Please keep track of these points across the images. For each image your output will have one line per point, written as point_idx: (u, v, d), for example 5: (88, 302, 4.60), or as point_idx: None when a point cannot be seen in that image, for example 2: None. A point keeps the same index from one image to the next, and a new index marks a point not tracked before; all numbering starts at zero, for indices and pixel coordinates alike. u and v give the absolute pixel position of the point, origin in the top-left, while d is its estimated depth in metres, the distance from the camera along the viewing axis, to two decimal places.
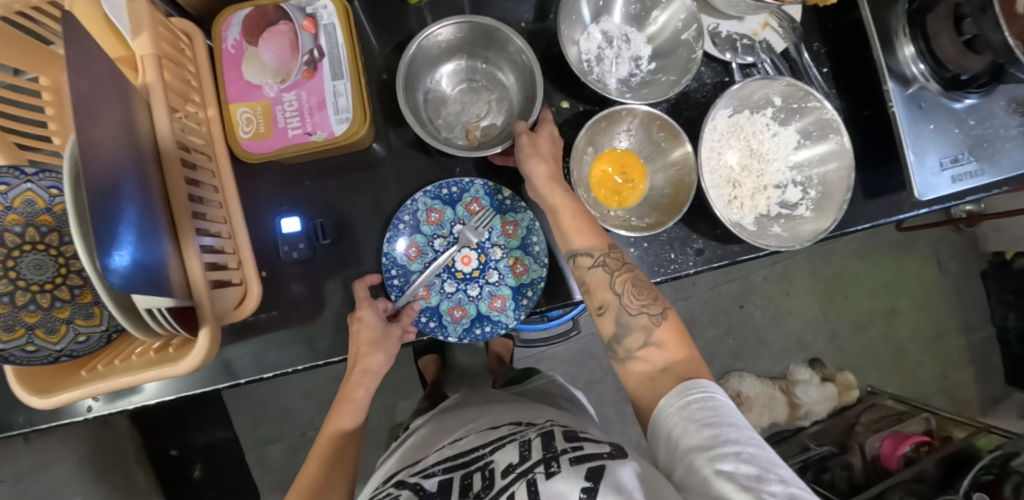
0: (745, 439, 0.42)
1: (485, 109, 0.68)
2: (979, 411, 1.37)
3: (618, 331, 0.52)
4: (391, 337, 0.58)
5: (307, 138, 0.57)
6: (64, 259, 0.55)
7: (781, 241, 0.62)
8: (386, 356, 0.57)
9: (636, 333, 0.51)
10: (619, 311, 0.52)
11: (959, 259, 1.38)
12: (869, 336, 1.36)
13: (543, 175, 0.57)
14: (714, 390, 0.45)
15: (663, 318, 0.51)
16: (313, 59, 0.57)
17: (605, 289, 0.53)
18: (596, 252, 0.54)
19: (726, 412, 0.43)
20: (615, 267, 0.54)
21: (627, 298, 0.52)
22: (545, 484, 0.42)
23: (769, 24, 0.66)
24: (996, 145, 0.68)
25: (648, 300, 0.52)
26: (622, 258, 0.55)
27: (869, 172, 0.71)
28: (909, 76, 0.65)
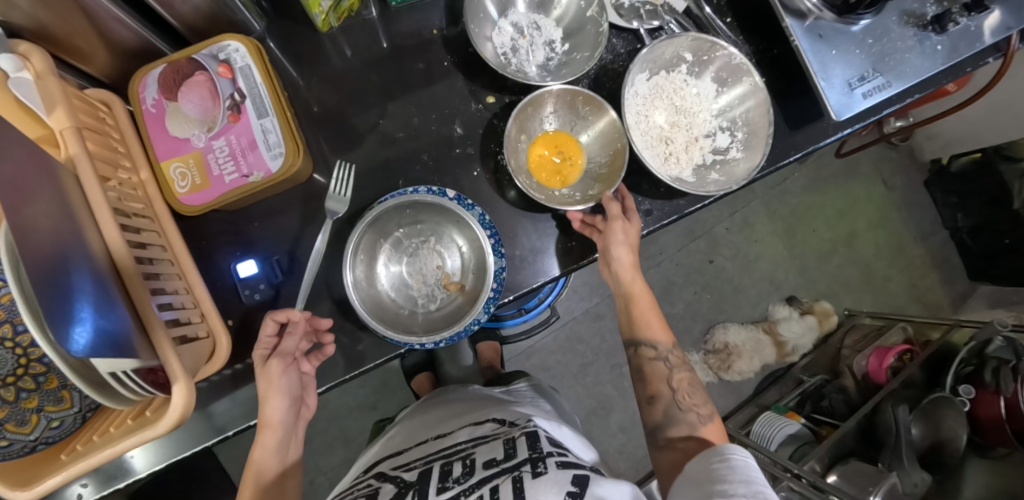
0: (752, 492, 0.46)
1: (440, 256, 0.68)
2: (951, 311, 1.44)
3: (664, 421, 0.62)
4: (269, 378, 0.57)
5: (245, 180, 0.58)
6: (22, 350, 0.52)
7: (721, 184, 0.65)
8: (277, 386, 0.57)
9: (683, 427, 0.60)
10: (674, 404, 0.62)
11: (902, 173, 1.45)
12: (835, 264, 1.42)
13: (629, 261, 0.63)
14: (738, 452, 0.51)
15: (711, 417, 0.61)
16: (235, 103, 0.58)
17: (662, 380, 0.63)
18: (661, 346, 0.64)
19: (743, 471, 0.49)
20: (675, 363, 0.64)
21: (682, 398, 0.62)
22: (531, 482, 0.46)
23: None
24: (897, 57, 0.73)
25: (699, 400, 0.62)
26: (679, 358, 0.65)
27: (790, 105, 0.75)
28: (804, 11, 0.69)
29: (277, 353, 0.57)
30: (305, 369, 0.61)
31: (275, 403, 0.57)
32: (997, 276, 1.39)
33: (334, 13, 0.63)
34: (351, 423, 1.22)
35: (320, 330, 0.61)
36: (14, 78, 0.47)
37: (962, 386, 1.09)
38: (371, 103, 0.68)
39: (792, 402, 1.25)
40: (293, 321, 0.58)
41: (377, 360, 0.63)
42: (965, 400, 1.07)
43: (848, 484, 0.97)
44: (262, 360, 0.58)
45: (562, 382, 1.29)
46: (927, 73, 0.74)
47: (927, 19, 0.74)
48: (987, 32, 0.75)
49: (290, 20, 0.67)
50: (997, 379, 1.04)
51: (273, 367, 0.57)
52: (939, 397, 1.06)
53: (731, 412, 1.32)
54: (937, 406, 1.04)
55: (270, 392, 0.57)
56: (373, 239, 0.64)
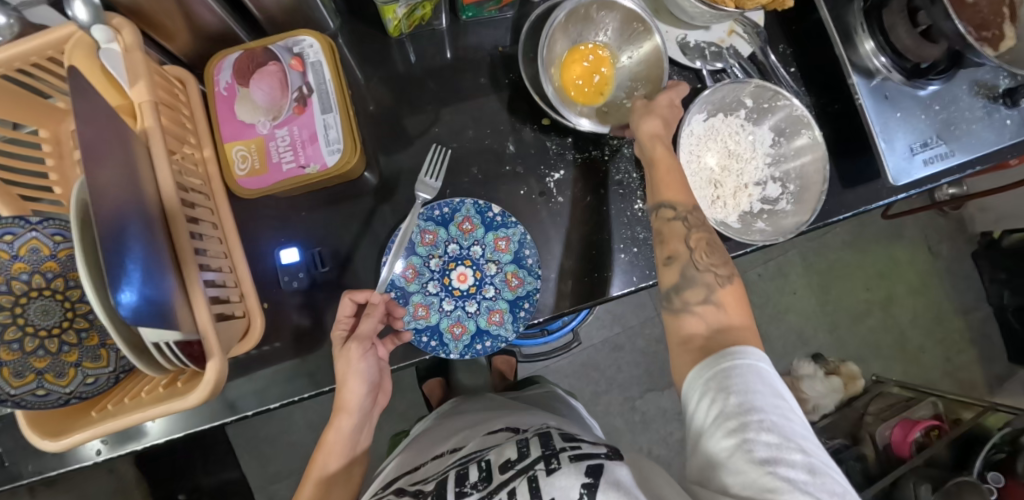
0: (773, 406, 0.43)
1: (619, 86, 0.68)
2: (986, 391, 1.38)
3: (680, 282, 0.55)
4: (345, 360, 0.56)
5: (301, 171, 0.59)
6: (70, 303, 0.57)
7: (766, 234, 0.65)
8: (358, 373, 0.56)
9: (700, 290, 0.54)
10: (691, 266, 0.55)
11: (949, 242, 1.40)
12: (868, 327, 1.38)
13: (650, 131, 0.59)
14: (755, 355, 0.46)
15: (728, 279, 0.55)
16: (302, 96, 0.59)
17: (679, 240, 0.56)
18: (681, 206, 0.57)
19: (761, 378, 0.45)
20: (694, 224, 0.57)
21: (698, 257, 0.55)
22: (548, 479, 0.47)
23: (735, 30, 0.70)
24: (963, 127, 0.71)
25: (718, 260, 0.55)
26: (702, 217, 0.58)
27: (845, 163, 0.74)
28: (872, 70, 0.68)
29: (355, 336, 0.56)
30: (383, 349, 0.59)
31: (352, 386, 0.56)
32: None
33: (406, 20, 0.65)
34: None
35: (395, 316, 0.60)
36: (104, 49, 0.49)
37: (990, 472, 1.03)
38: (429, 110, 0.69)
39: None
40: (372, 302, 0.57)
41: (398, 363, 0.62)
42: (994, 487, 1.01)
43: None
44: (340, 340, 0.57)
45: None
46: (992, 146, 0.71)
47: (998, 91, 0.71)
48: None
49: (363, 21, 0.69)
50: None
51: (351, 350, 0.55)
52: (963, 481, 1.00)
53: None
54: (959, 490, 0.99)
55: (346, 372, 0.55)
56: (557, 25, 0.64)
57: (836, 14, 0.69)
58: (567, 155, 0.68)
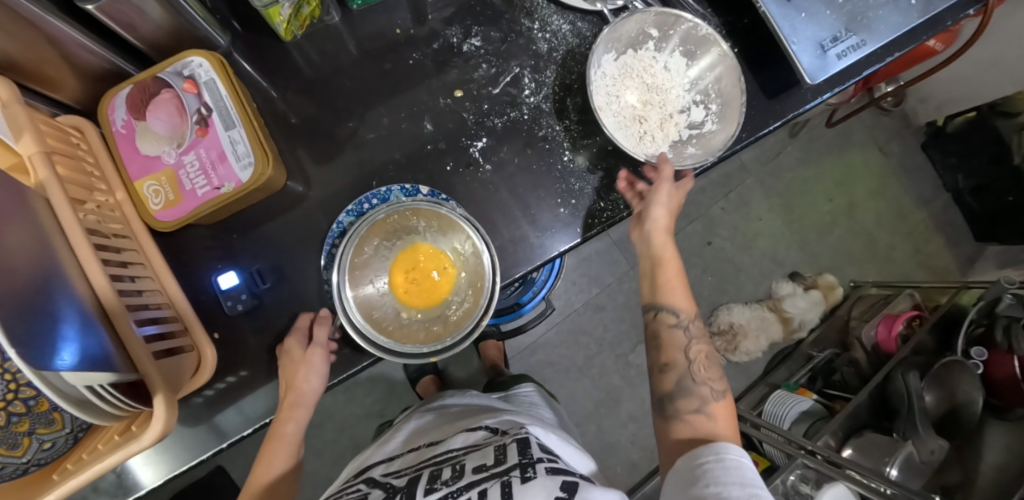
0: (747, 495, 0.46)
1: (461, 293, 0.60)
2: (959, 273, 1.42)
3: (675, 390, 0.60)
4: (309, 363, 0.58)
5: (217, 193, 0.57)
6: (10, 375, 0.51)
7: (697, 157, 0.65)
8: (320, 369, 0.59)
9: (694, 399, 0.59)
10: (687, 374, 0.60)
11: (897, 138, 1.43)
12: (836, 236, 1.40)
13: (661, 224, 0.64)
14: (733, 452, 0.51)
15: (723, 393, 0.60)
16: (202, 117, 0.58)
17: (679, 350, 0.61)
18: (681, 314, 0.63)
19: (736, 471, 0.49)
20: (694, 334, 0.62)
21: (697, 370, 0.60)
22: (520, 488, 0.46)
23: None
24: (870, 15, 0.71)
25: (714, 374, 0.60)
26: (700, 329, 0.63)
27: (765, 74, 0.74)
28: None
29: (315, 343, 0.59)
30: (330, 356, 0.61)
31: (310, 382, 0.58)
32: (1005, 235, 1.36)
33: (295, 20, 0.63)
34: (359, 432, 1.23)
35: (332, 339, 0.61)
36: None
37: (974, 348, 1.07)
38: (342, 107, 0.67)
39: (802, 379, 1.25)
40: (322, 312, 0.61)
41: (360, 365, 0.63)
42: (979, 362, 1.05)
43: (863, 457, 0.98)
44: (301, 349, 0.59)
45: (568, 376, 1.29)
46: (902, 28, 0.72)
47: None
48: None
49: (254, 32, 0.67)
50: (1010, 337, 1.02)
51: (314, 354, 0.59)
52: (949, 362, 1.03)
53: (742, 394, 1.32)
54: (948, 371, 1.03)
55: (303, 374, 0.58)
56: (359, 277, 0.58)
57: None
58: (487, 122, 0.66)
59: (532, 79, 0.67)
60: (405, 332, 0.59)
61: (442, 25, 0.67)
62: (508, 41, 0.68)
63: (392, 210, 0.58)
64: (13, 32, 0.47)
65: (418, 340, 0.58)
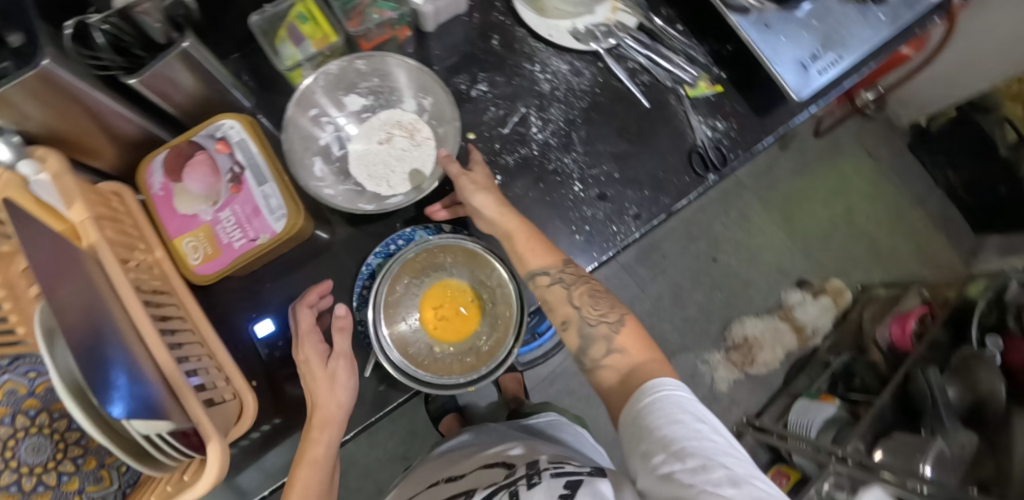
0: (693, 432, 0.44)
1: (487, 327, 0.63)
2: (964, 266, 1.45)
3: (582, 343, 0.56)
4: (334, 375, 0.59)
5: (252, 244, 0.60)
6: (60, 435, 0.56)
7: (447, 120, 0.68)
8: (347, 384, 0.60)
9: (601, 343, 0.55)
10: (585, 321, 0.57)
11: (885, 143, 1.48)
12: (838, 242, 1.43)
13: (491, 204, 0.60)
14: (671, 387, 0.48)
15: (622, 323, 0.57)
16: (236, 175, 0.61)
17: (564, 304, 0.58)
18: (550, 269, 0.58)
19: (677, 407, 0.46)
20: (571, 281, 0.59)
21: (585, 308, 0.57)
22: (526, 493, 0.48)
23: (617, 8, 0.76)
24: (844, 33, 0.77)
25: (605, 308, 0.58)
26: (576, 271, 0.60)
27: (754, 95, 0.79)
28: (747, 7, 0.74)
29: (338, 354, 0.60)
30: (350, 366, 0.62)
31: (336, 398, 0.59)
32: (1003, 223, 1.40)
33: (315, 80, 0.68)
34: (387, 477, 1.23)
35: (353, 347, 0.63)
36: (34, 181, 0.51)
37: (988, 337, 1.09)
38: None
39: (824, 384, 1.24)
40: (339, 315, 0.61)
41: (389, 405, 0.65)
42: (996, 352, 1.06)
43: (894, 458, 0.96)
44: (322, 363, 0.59)
45: (589, 403, 1.29)
46: (875, 41, 0.77)
47: None
48: None
49: (277, 96, 0.73)
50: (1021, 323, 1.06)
51: (337, 367, 0.59)
52: (969, 357, 1.06)
53: (764, 407, 1.32)
54: (967, 364, 1.06)
55: (330, 390, 0.58)
56: (392, 313, 0.61)
57: None
58: (500, 160, 0.70)
59: (538, 117, 0.72)
60: (439, 365, 0.61)
61: (450, 75, 0.72)
62: (513, 84, 0.73)
63: (419, 248, 0.61)
64: (59, 106, 0.51)
65: (457, 374, 0.59)
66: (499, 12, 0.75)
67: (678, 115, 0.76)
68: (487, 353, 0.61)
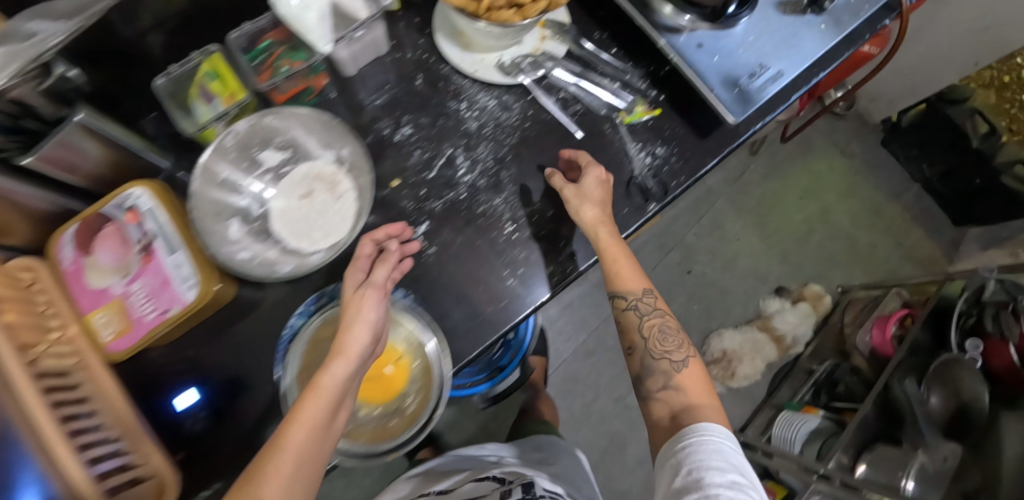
0: (728, 481, 0.53)
1: (411, 386, 0.63)
2: (945, 260, 1.41)
3: (644, 371, 0.68)
4: (358, 305, 0.53)
5: (165, 316, 0.58)
6: None
7: (355, 165, 0.66)
8: (374, 322, 0.53)
9: (660, 376, 0.66)
10: (648, 353, 0.68)
11: (857, 139, 1.44)
12: (815, 244, 1.40)
13: (592, 216, 0.63)
14: (712, 437, 0.57)
15: (687, 363, 0.67)
16: (146, 244, 0.60)
17: (636, 333, 0.68)
18: (631, 296, 0.67)
19: (716, 456, 0.55)
20: (646, 311, 0.68)
21: (651, 343, 0.68)
22: None
23: (545, 36, 0.74)
24: (785, 46, 0.74)
25: (671, 347, 0.67)
26: (654, 303, 0.68)
27: (695, 115, 0.76)
28: (678, 27, 0.72)
29: (370, 284, 0.55)
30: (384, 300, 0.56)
31: (357, 329, 0.52)
32: (978, 216, 1.35)
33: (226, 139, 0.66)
34: None
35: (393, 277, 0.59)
36: None
37: (969, 341, 1.04)
38: None
39: (807, 395, 1.24)
40: (388, 249, 0.60)
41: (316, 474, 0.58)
42: (977, 354, 1.02)
43: (877, 472, 0.93)
44: (354, 290, 0.55)
45: (567, 428, 1.26)
46: (818, 52, 0.74)
47: (803, 4, 0.76)
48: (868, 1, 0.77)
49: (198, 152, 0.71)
50: (1000, 326, 1.00)
51: (364, 296, 0.54)
52: (949, 361, 1.01)
53: (748, 421, 1.28)
54: (949, 370, 1.00)
55: (356, 320, 0.52)
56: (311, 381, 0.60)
57: None
58: (426, 206, 0.67)
59: (466, 158, 0.69)
60: (360, 429, 0.61)
61: (371, 120, 0.70)
62: (439, 124, 0.70)
63: None
64: None
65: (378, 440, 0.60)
66: (422, 50, 0.73)
67: (614, 143, 0.73)
68: (412, 416, 0.62)
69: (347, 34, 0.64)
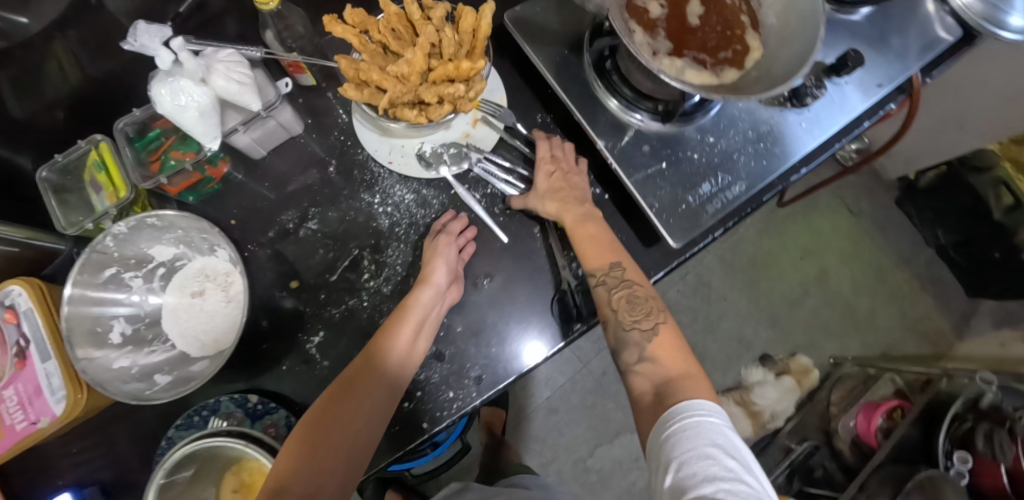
0: (727, 468, 0.39)
1: None
2: (953, 336, 1.27)
3: (617, 346, 0.55)
4: (446, 245, 0.61)
5: (33, 427, 0.55)
6: None
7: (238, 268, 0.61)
8: (451, 261, 0.60)
9: (633, 348, 0.54)
10: (619, 326, 0.55)
11: (867, 195, 1.31)
12: (809, 310, 1.28)
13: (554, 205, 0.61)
14: (704, 413, 0.44)
15: (656, 330, 0.54)
16: (21, 348, 0.57)
17: (604, 305, 0.56)
18: (597, 274, 0.57)
19: (707, 437, 0.41)
20: (613, 283, 0.56)
21: (624, 316, 0.55)
22: None
23: (478, 118, 0.66)
24: (757, 148, 0.63)
25: (641, 314, 0.55)
26: (623, 274, 0.57)
27: (638, 219, 0.66)
28: (630, 125, 0.62)
29: (443, 231, 0.62)
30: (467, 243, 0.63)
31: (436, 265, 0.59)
32: (996, 292, 1.21)
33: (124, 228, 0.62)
34: None
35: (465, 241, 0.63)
36: None
37: (957, 453, 0.90)
38: None
39: (780, 478, 1.07)
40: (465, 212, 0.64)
41: None
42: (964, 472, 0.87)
43: None
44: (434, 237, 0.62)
45: None
46: (798, 154, 0.63)
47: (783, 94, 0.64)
48: (862, 88, 0.65)
49: None
50: (992, 446, 0.87)
51: (446, 236, 0.61)
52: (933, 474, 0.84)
53: None
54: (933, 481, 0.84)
55: (437, 254, 0.60)
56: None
57: (567, 79, 0.62)
58: (324, 313, 0.63)
59: (372, 260, 0.64)
60: None
61: (277, 211, 0.65)
62: (347, 220, 0.65)
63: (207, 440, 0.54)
64: None
65: None
66: (339, 131, 0.67)
67: (543, 249, 0.65)
68: None
69: (239, 125, 0.58)
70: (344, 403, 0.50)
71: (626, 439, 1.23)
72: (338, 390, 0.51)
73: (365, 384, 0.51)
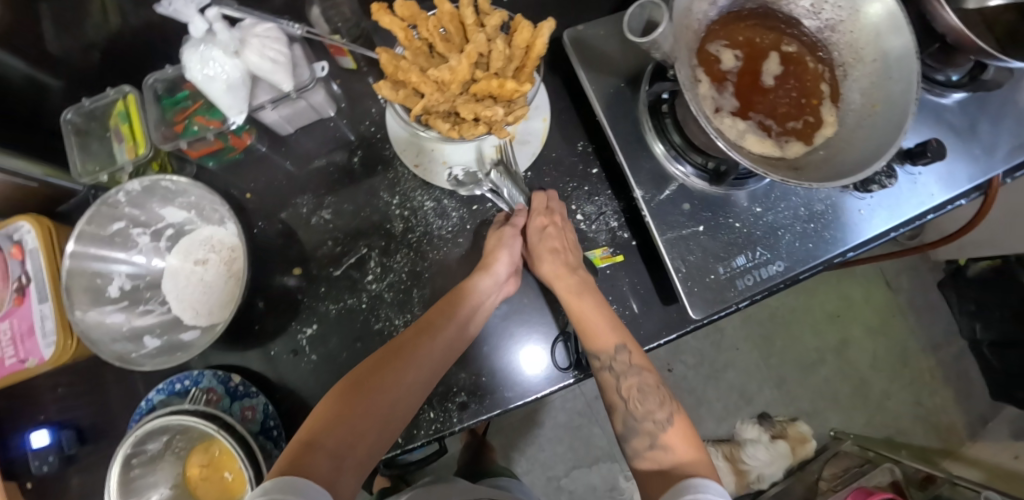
0: None
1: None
2: (965, 435, 1.20)
3: (625, 432, 0.52)
4: (510, 236, 0.60)
5: (21, 366, 0.55)
6: None
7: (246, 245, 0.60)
8: (513, 256, 0.59)
9: (643, 438, 0.50)
10: (628, 415, 0.52)
11: (909, 272, 1.24)
12: (820, 378, 1.22)
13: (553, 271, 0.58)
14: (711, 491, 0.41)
15: (669, 420, 0.51)
16: (22, 285, 0.57)
17: (611, 393, 0.53)
18: (602, 356, 0.53)
19: None
20: (621, 370, 0.53)
21: (632, 404, 0.52)
22: None
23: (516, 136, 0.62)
24: (806, 227, 0.58)
25: (653, 404, 0.52)
26: (630, 358, 0.54)
27: (661, 275, 0.62)
28: (672, 176, 0.57)
29: (511, 221, 0.61)
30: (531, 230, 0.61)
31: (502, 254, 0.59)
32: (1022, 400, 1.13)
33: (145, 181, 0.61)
34: None
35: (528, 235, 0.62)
36: None
37: None
38: None
39: None
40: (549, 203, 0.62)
41: None
42: None
43: None
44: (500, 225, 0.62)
45: None
46: (849, 244, 0.58)
47: None
48: (934, 183, 0.60)
49: None
50: None
51: (512, 226, 0.61)
52: None
53: None
54: None
55: (501, 245, 0.59)
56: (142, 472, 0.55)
57: (616, 114, 0.58)
58: (320, 307, 0.61)
59: (378, 263, 0.62)
60: None
61: (293, 192, 0.64)
62: (361, 216, 0.63)
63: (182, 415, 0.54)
64: None
65: None
66: (371, 122, 0.64)
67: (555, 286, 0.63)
68: None
69: (269, 102, 0.55)
70: (387, 366, 0.49)
71: (604, 467, 1.21)
72: (383, 354, 0.51)
73: (411, 353, 0.51)
